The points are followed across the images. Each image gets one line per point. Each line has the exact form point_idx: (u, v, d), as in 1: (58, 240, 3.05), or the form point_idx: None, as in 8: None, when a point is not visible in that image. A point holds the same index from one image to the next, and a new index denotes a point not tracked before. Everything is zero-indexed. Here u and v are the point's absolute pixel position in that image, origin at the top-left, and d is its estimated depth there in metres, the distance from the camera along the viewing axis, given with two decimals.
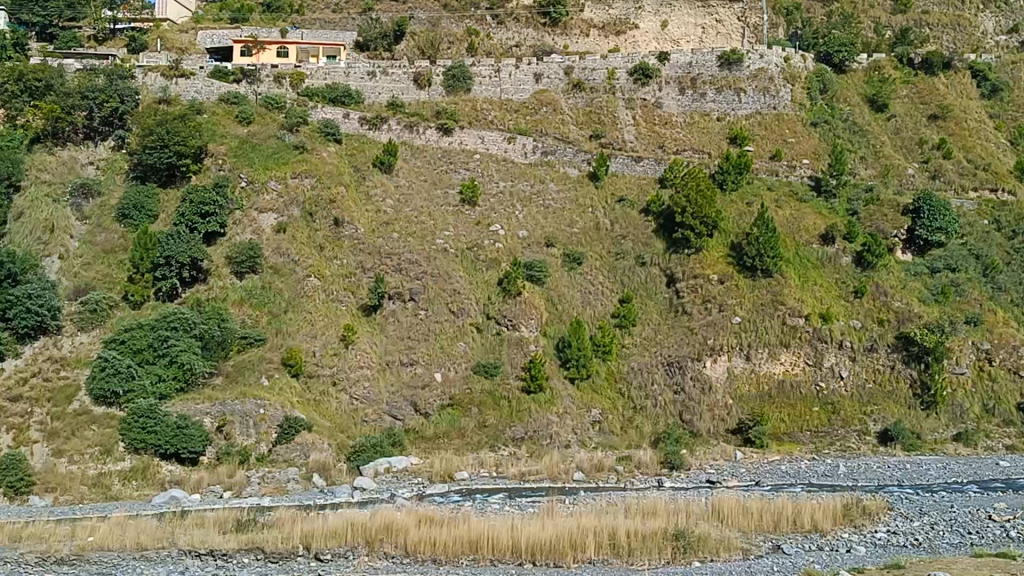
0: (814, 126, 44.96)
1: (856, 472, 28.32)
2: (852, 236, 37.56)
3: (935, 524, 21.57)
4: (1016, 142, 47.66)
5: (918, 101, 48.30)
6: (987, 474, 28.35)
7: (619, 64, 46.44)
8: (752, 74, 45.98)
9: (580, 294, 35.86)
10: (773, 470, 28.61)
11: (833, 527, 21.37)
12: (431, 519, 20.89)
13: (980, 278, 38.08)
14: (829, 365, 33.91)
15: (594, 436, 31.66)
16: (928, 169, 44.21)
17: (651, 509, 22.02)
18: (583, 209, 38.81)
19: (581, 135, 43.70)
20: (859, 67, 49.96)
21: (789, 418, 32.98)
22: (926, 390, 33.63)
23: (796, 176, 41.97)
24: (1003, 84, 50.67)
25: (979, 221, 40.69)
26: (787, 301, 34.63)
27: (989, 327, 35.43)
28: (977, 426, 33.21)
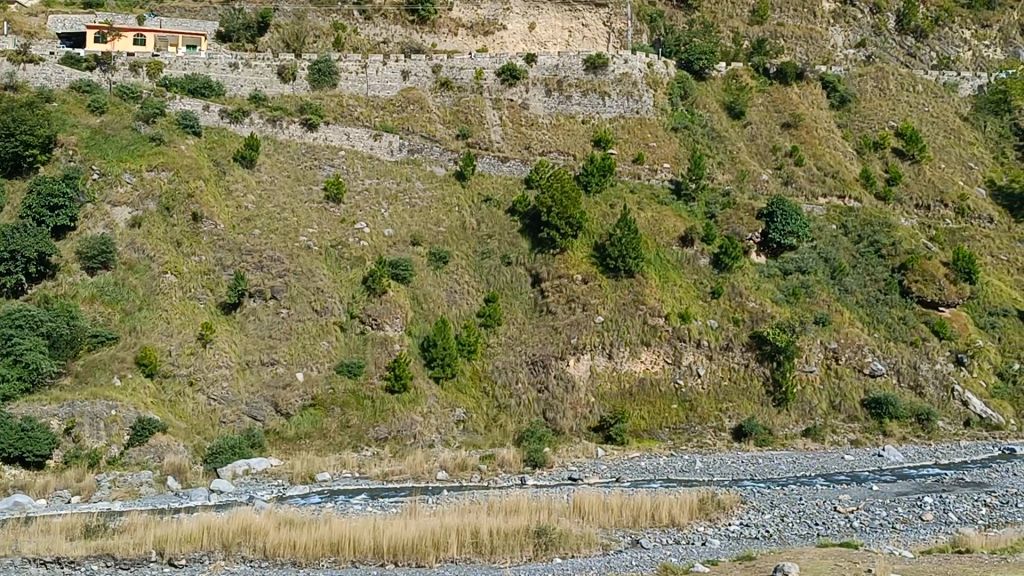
0: (675, 131, 46.28)
1: (711, 468, 29.17)
2: (710, 238, 38.90)
3: (785, 517, 22.39)
4: (862, 151, 49.90)
5: (773, 109, 50.18)
6: (833, 467, 29.61)
7: (487, 64, 46.78)
8: (616, 79, 47.16)
9: (445, 293, 35.83)
10: (633, 467, 29.15)
11: (689, 521, 21.93)
12: (291, 522, 20.47)
13: (828, 280, 39.78)
14: (688, 363, 34.74)
15: (458, 435, 31.49)
16: (781, 175, 45.85)
17: (514, 507, 22.13)
18: (449, 208, 38.91)
19: (448, 134, 43.47)
20: (718, 75, 51.79)
21: (649, 415, 33.48)
22: (778, 387, 34.63)
23: (656, 180, 43.02)
24: (850, 95, 53.20)
25: (827, 225, 42.62)
26: (647, 301, 35.52)
27: (835, 327, 37.04)
28: (824, 421, 34.42)
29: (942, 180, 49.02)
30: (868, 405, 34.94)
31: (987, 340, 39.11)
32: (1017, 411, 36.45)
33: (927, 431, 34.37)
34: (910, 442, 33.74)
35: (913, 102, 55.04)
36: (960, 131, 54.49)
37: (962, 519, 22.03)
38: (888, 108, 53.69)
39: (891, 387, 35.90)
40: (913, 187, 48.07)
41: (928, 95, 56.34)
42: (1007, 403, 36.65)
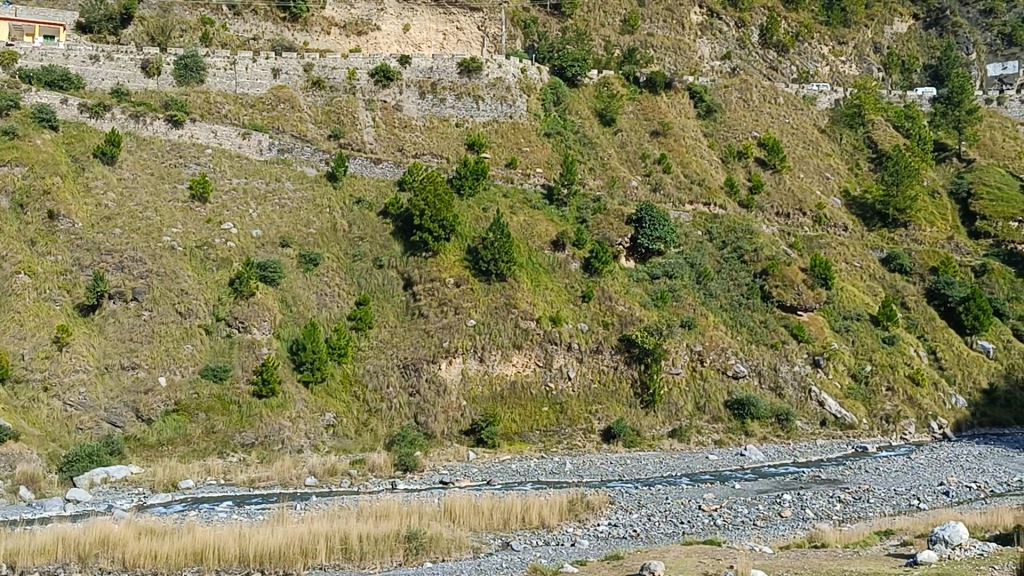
0: (547, 136, 46.89)
1: (581, 469, 29.57)
2: (580, 243, 39.66)
3: (652, 516, 22.84)
4: (727, 161, 51.48)
5: (643, 118, 51.32)
6: (698, 467, 30.38)
7: (360, 65, 46.27)
8: (490, 83, 47.50)
9: (315, 295, 35.33)
10: (504, 470, 29.25)
11: (559, 522, 22.17)
12: (153, 532, 19.75)
13: (694, 285, 40.97)
14: (558, 366, 35.04)
15: (327, 440, 30.86)
16: (650, 182, 46.82)
17: (384, 512, 21.92)
18: (320, 209, 38.48)
19: (319, 134, 42.79)
20: (590, 82, 52.73)
21: (520, 418, 33.46)
22: (645, 389, 35.19)
23: (529, 184, 43.35)
24: (716, 106, 54.80)
25: (693, 232, 43.98)
26: (520, 305, 35.89)
27: (700, 331, 38.11)
28: (690, 422, 35.09)
29: (801, 190, 51.05)
30: (731, 406, 35.89)
31: (842, 343, 40.84)
32: (869, 410, 38.15)
33: (786, 431, 35.59)
34: (771, 442, 34.85)
35: (775, 114, 57.14)
36: (818, 142, 56.90)
37: (819, 515, 22.92)
38: (751, 119, 55.48)
39: (752, 388, 37.03)
40: (774, 196, 49.81)
41: (788, 107, 58.70)
42: (860, 403, 38.32)
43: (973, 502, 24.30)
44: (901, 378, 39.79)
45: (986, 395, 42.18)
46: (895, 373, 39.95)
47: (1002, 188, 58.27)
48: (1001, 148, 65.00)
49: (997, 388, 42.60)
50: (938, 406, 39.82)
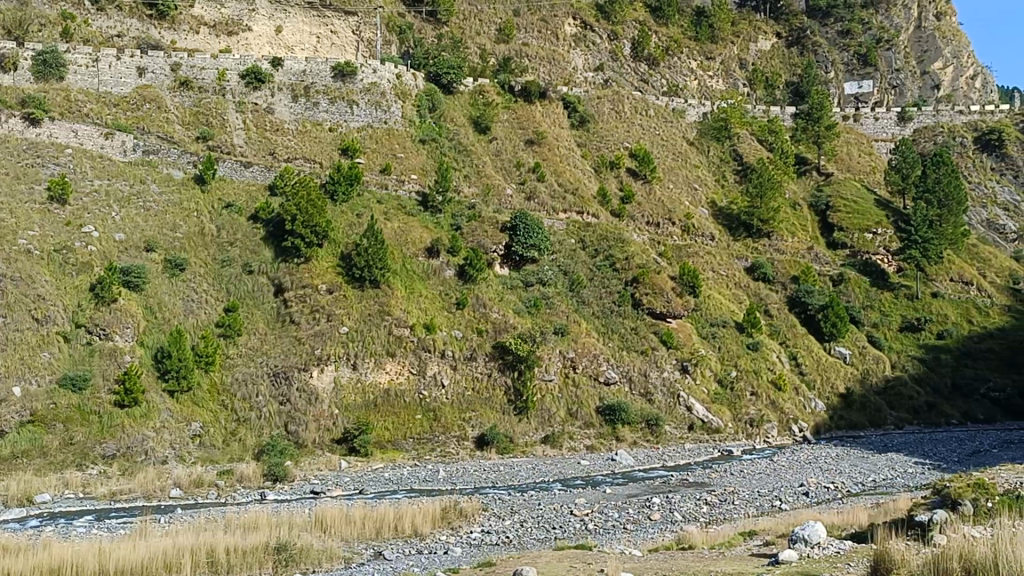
0: (421, 143, 46.84)
1: (455, 476, 29.52)
2: (455, 250, 39.66)
3: (524, 522, 22.99)
4: (599, 170, 52.22)
5: (517, 126, 51.78)
6: (570, 472, 30.74)
7: (230, 65, 45.11)
8: (364, 88, 47.18)
9: (182, 302, 34.15)
10: (376, 478, 28.92)
11: (431, 531, 22.08)
12: (5, 550, 18.75)
13: (567, 293, 41.55)
14: (432, 374, 34.86)
15: (193, 450, 29.73)
16: (525, 191, 47.17)
17: (252, 525, 21.37)
18: (187, 213, 37.47)
19: (187, 135, 41.51)
20: (465, 90, 52.83)
21: (393, 426, 33.01)
22: (518, 396, 35.31)
23: (403, 191, 43.11)
24: (589, 117, 55.91)
25: (567, 240, 44.60)
26: (393, 311, 35.65)
27: (573, 337, 38.59)
28: (562, 428, 35.31)
29: (670, 200, 52.40)
30: (602, 412, 36.36)
31: (709, 349, 42.03)
32: (735, 414, 39.28)
33: (655, 436, 36.32)
34: (640, 446, 35.48)
35: (645, 126, 58.56)
36: (686, 154, 58.47)
37: (686, 517, 23.48)
38: (623, 130, 56.67)
39: (623, 394, 37.69)
40: (645, 206, 50.95)
41: (658, 119, 60.23)
42: (725, 408, 39.46)
43: (831, 502, 25.33)
44: (763, 384, 41.20)
45: (843, 399, 44.14)
46: (758, 378, 41.37)
47: (858, 202, 61.08)
48: (857, 162, 68.22)
49: (852, 393, 44.70)
50: (799, 410, 41.36)
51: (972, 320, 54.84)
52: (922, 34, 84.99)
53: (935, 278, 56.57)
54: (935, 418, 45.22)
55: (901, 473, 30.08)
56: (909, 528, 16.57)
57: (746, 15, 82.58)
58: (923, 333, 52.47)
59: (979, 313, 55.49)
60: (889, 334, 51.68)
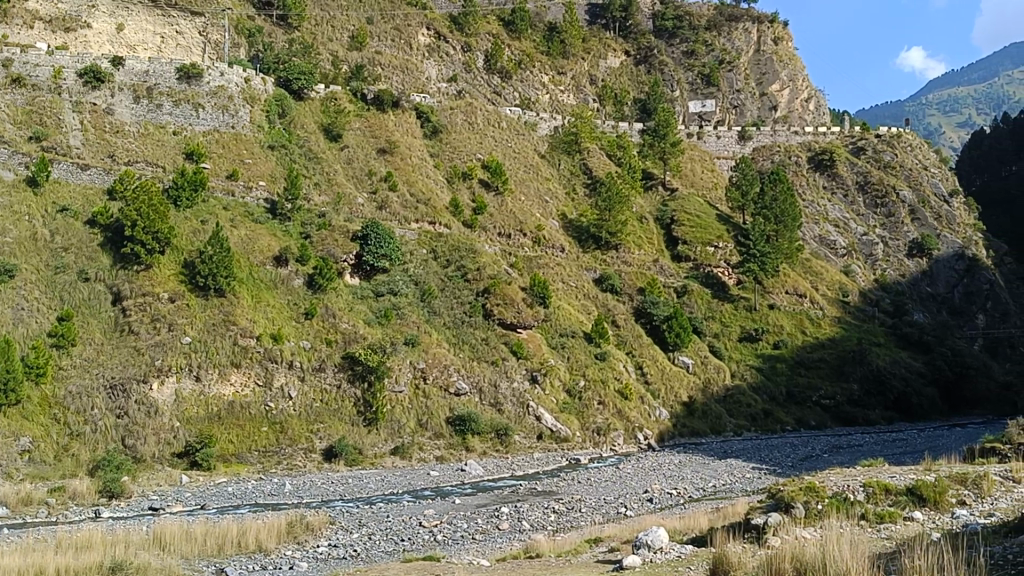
0: (270, 149, 45.95)
1: (301, 489, 28.90)
2: (304, 259, 39.13)
3: (372, 535, 22.70)
4: (452, 181, 52.23)
5: (369, 135, 51.44)
6: (419, 483, 30.55)
7: (66, 63, 43.30)
8: (211, 91, 46.16)
9: (11, 310, 31.93)
10: (219, 493, 27.99)
11: (276, 545, 21.51)
12: None
13: (418, 303, 41.41)
14: (279, 386, 34.03)
15: (22, 467, 27.72)
16: (376, 200, 46.76)
17: (85, 544, 20.27)
18: (17, 216, 35.36)
19: (18, 135, 39.05)
20: (316, 96, 52.10)
21: (237, 438, 31.99)
22: (368, 407, 34.91)
23: (251, 198, 42.08)
24: (441, 127, 56.10)
25: (419, 249, 44.49)
26: (239, 321, 34.72)
27: (423, 348, 38.44)
28: (412, 439, 35.07)
29: (522, 212, 53.05)
30: (452, 423, 36.33)
31: (558, 359, 42.66)
32: (582, 423, 39.95)
33: (505, 445, 36.54)
34: (490, 456, 35.58)
35: (497, 138, 59.18)
36: (537, 167, 59.40)
37: (535, 526, 23.67)
38: (475, 141, 57.04)
39: (473, 404, 37.76)
40: (496, 217, 51.31)
41: (511, 132, 61.08)
42: (574, 417, 40.07)
43: (673, 507, 26.05)
44: (610, 393, 42.10)
45: (685, 407, 45.58)
46: (605, 388, 42.23)
47: (700, 216, 63.25)
48: (700, 178, 70.72)
49: (694, 400, 46.29)
50: (644, 418, 42.48)
51: (806, 331, 57.57)
52: (761, 57, 88.36)
53: (772, 291, 59.06)
54: (771, 425, 47.12)
55: (740, 477, 31.26)
56: (746, 531, 17.17)
57: (596, 32, 84.72)
58: (761, 343, 54.74)
59: (811, 324, 58.37)
60: (729, 344, 53.73)
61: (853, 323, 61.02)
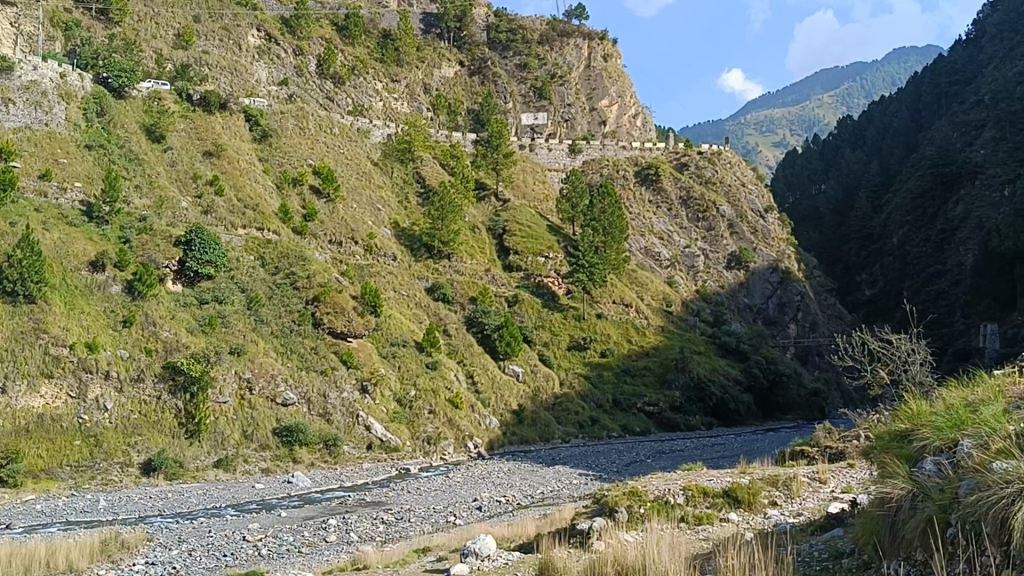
0: (88, 148, 43.67)
1: (118, 505, 27.50)
2: (123, 264, 37.43)
3: (193, 551, 21.87)
4: (281, 187, 51.04)
5: (194, 137, 49.82)
6: (243, 496, 29.61)
7: None
8: (23, 86, 43.27)
9: None
10: (27, 511, 26.27)
11: (89, 564, 20.10)
12: None
13: (244, 310, 40.17)
14: (94, 398, 32.12)
15: None
16: (201, 205, 45.20)
17: None
18: None
19: None
20: (138, 95, 50.11)
21: (48, 453, 29.81)
22: (190, 419, 33.60)
23: (66, 200, 39.92)
24: (271, 131, 54.98)
25: (246, 256, 43.36)
26: (51, 329, 32.63)
27: (249, 357, 37.35)
28: (236, 451, 33.86)
29: (353, 219, 52.59)
30: (278, 434, 35.42)
31: (388, 368, 42.34)
32: (412, 433, 39.79)
33: (333, 456, 35.93)
34: (318, 467, 34.82)
35: (329, 144, 58.49)
36: (369, 174, 58.97)
37: (363, 537, 23.37)
38: (307, 146, 56.19)
39: (301, 415, 36.97)
40: (327, 225, 50.57)
41: (342, 138, 60.68)
42: (403, 426, 39.88)
43: (502, 515, 26.22)
44: (440, 402, 42.20)
45: (515, 415, 46.17)
46: (435, 397, 42.29)
47: (532, 227, 64.40)
48: (533, 189, 71.94)
49: (524, 409, 46.97)
50: (474, 427, 42.83)
51: (632, 340, 59.29)
52: (591, 73, 90.75)
53: (599, 300, 60.78)
54: (598, 432, 48.02)
55: (567, 484, 31.84)
56: (571, 536, 17.37)
57: (430, 41, 85.10)
58: (589, 351, 56.00)
59: (636, 333, 60.19)
60: (558, 353, 54.68)
61: (676, 332, 63.35)
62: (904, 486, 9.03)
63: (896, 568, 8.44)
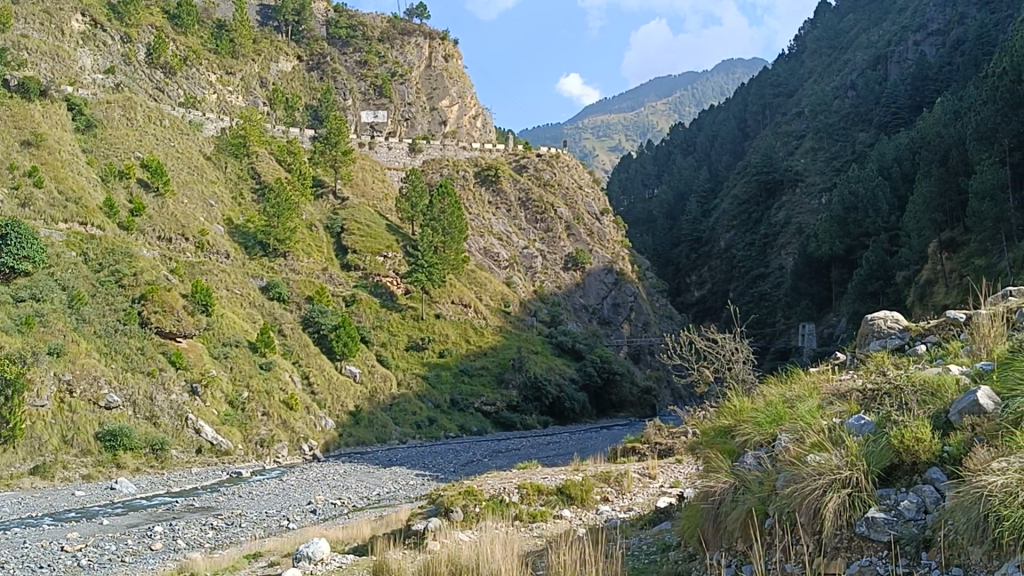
0: None
1: None
2: None
3: (6, 564, 20.40)
4: (106, 180, 48.46)
5: (11, 124, 46.00)
6: (62, 505, 27.94)
7: None
8: None
9: None
10: None
11: None
12: None
13: (65, 309, 37.64)
14: None
15: None
16: (18, 197, 42.16)
17: None
18: None
19: None
20: None
21: None
22: (3, 424, 30.71)
23: None
24: (96, 122, 52.45)
25: (67, 252, 40.92)
26: None
27: (70, 358, 34.93)
28: (54, 457, 31.56)
29: (184, 216, 50.87)
30: (101, 438, 33.48)
31: (220, 369, 40.99)
32: (244, 435, 38.77)
33: (160, 461, 34.37)
34: (144, 472, 33.14)
35: (158, 136, 56.47)
36: (202, 169, 57.12)
37: (191, 544, 22.51)
38: (134, 138, 53.97)
39: (125, 418, 35.15)
40: (156, 220, 48.57)
41: (173, 131, 58.93)
42: (235, 429, 38.72)
43: (337, 518, 25.77)
44: (274, 404, 41.34)
45: (351, 416, 45.68)
46: (269, 398, 41.41)
47: (371, 226, 63.99)
48: (372, 189, 71.27)
49: (360, 410, 46.54)
50: (310, 429, 42.22)
51: (470, 340, 59.79)
52: (432, 72, 91.19)
53: (437, 300, 61.03)
54: (436, 431, 48.02)
55: (404, 484, 31.68)
56: (406, 537, 17.19)
57: (267, 34, 83.29)
58: (427, 351, 55.97)
59: (475, 333, 60.76)
60: (396, 353, 54.30)
61: (513, 332, 64.27)
62: (726, 480, 9.36)
63: (717, 559, 8.69)
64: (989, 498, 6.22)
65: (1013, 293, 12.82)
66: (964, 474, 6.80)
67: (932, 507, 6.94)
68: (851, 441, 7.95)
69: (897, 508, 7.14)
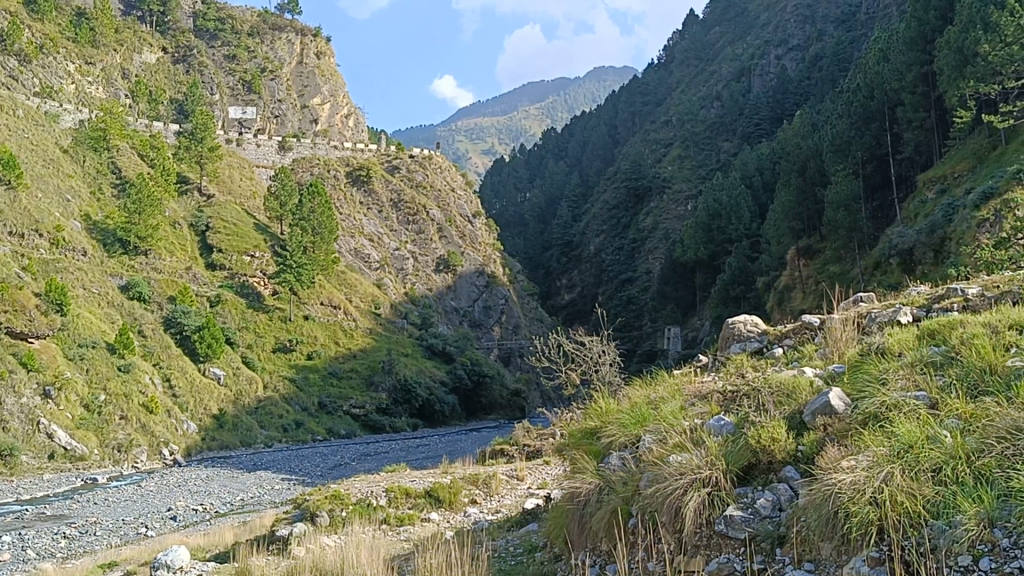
0: None
1: None
2: None
3: None
4: None
5: None
6: None
7: None
8: None
9: None
10: None
11: None
12: None
13: None
14: None
15: None
16: None
17: None
18: None
19: None
20: None
21: None
22: None
23: None
24: None
25: None
26: None
27: None
28: None
29: (38, 210, 48.48)
30: None
31: (75, 372, 39.07)
32: (101, 440, 37.17)
33: (9, 467, 32.30)
34: None
35: (12, 127, 53.77)
36: (58, 162, 54.68)
37: (41, 555, 21.45)
38: None
39: None
40: (8, 214, 45.86)
41: (28, 122, 56.28)
42: (91, 433, 37.08)
43: (198, 524, 24.98)
44: (133, 407, 39.88)
45: (214, 420, 44.51)
46: (128, 402, 39.95)
47: (237, 224, 62.70)
48: (238, 186, 69.67)
49: (224, 413, 45.46)
50: (170, 433, 40.98)
51: (339, 342, 59.20)
52: (303, 69, 89.98)
53: (306, 302, 60.16)
54: (303, 435, 47.35)
55: (269, 489, 31.00)
56: (270, 543, 16.75)
57: (130, 24, 80.40)
58: (294, 353, 54.99)
59: (344, 335, 60.19)
60: (263, 355, 53.12)
61: (384, 334, 63.87)
62: (592, 481, 9.43)
63: (582, 560, 8.76)
64: (840, 495, 6.44)
65: (863, 298, 13.35)
66: (815, 472, 7.06)
67: (785, 505, 7.17)
68: (711, 441, 8.14)
69: (754, 506, 7.33)
